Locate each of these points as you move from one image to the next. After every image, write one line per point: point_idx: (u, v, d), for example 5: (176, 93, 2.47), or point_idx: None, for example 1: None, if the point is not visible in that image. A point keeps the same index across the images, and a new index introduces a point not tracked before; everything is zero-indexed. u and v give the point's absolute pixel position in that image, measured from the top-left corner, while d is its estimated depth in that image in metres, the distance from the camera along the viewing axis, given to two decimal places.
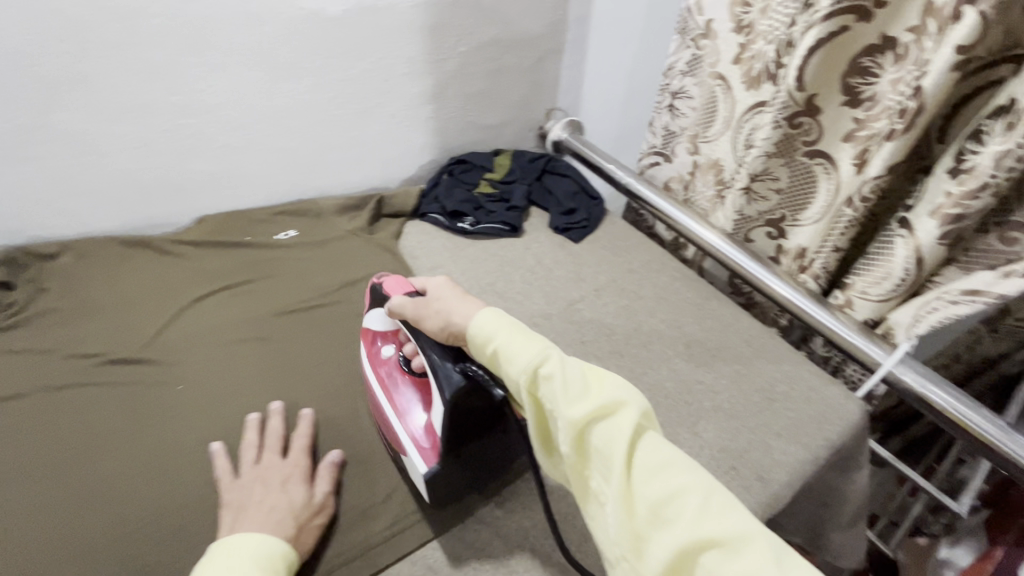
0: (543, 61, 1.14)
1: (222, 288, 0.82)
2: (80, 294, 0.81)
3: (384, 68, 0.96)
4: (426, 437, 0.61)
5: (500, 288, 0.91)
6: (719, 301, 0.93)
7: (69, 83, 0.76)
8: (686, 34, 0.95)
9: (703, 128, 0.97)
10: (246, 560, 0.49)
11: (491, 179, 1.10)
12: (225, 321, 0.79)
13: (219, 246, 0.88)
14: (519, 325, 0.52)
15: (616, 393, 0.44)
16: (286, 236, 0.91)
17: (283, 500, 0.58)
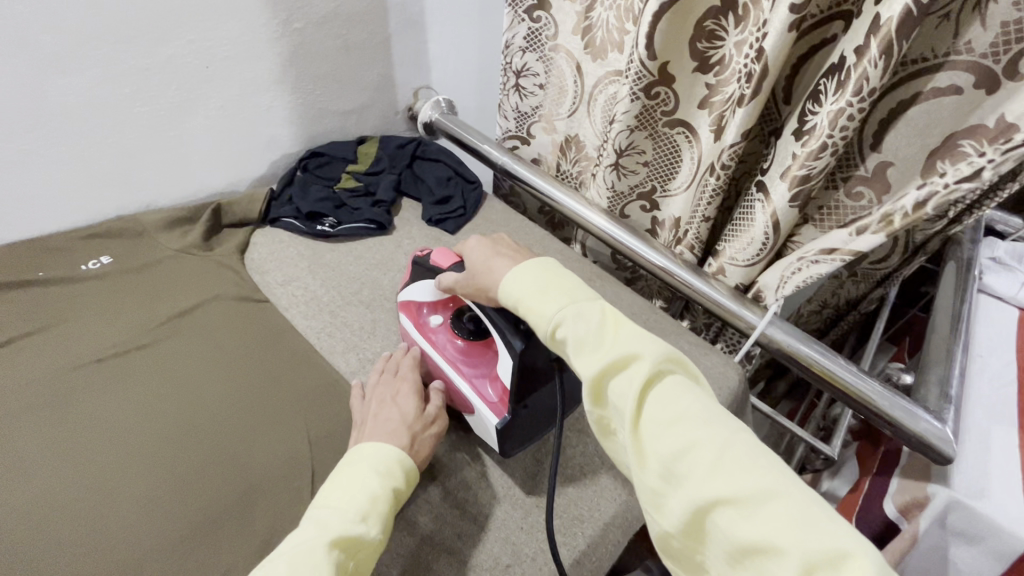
0: (394, 39, 1.05)
1: (8, 342, 0.67)
2: None
3: (199, 52, 0.82)
4: (493, 392, 0.59)
5: (367, 295, 0.80)
6: (601, 281, 0.91)
7: None
8: (518, 7, 0.91)
9: (556, 107, 0.99)
10: (363, 470, 0.50)
11: (353, 171, 0.99)
12: (16, 384, 0.64)
13: (0, 288, 0.71)
14: (542, 281, 0.51)
15: (628, 348, 0.45)
16: (96, 265, 0.76)
17: (395, 412, 0.58)
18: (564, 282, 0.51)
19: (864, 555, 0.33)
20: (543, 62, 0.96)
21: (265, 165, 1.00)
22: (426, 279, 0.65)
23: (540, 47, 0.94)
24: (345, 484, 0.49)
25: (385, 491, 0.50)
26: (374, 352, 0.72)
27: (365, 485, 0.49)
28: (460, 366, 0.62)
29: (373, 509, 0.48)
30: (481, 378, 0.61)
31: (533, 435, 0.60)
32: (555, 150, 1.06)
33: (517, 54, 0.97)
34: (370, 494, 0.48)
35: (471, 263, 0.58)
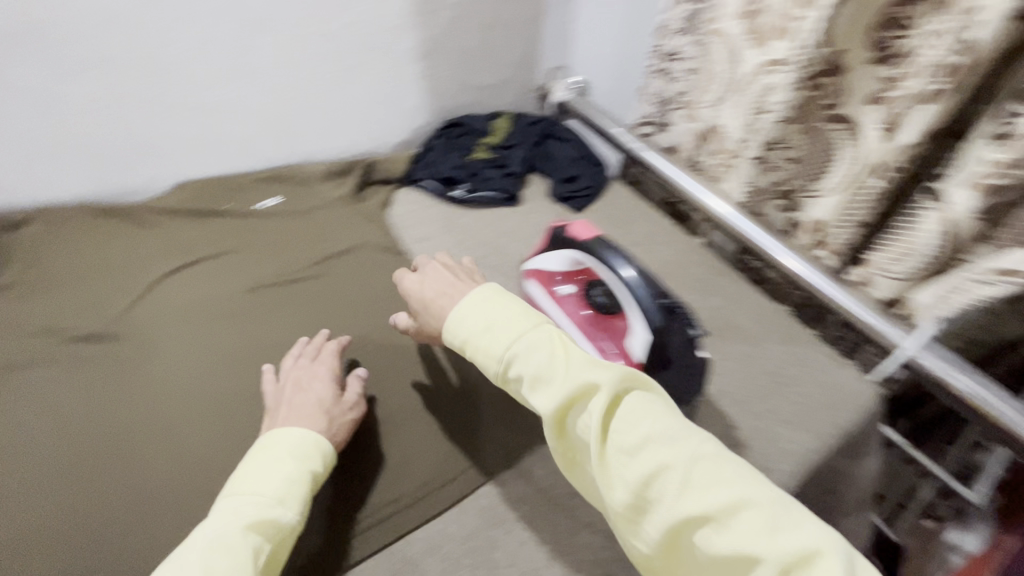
0: (540, 19, 1.07)
1: (196, 261, 0.75)
2: (49, 266, 0.72)
3: (371, 20, 0.88)
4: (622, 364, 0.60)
5: (495, 261, 0.83)
6: (727, 276, 0.87)
7: (18, 37, 0.67)
8: None
9: (700, 94, 0.96)
10: (279, 455, 0.50)
11: (487, 144, 1.03)
12: (201, 294, 0.71)
13: (195, 215, 0.81)
14: (488, 318, 0.50)
15: (581, 377, 0.44)
16: (270, 204, 0.86)
17: (313, 396, 0.57)
18: (512, 310, 0.51)
19: (830, 550, 0.35)
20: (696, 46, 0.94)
21: (406, 132, 1.06)
22: (562, 248, 0.67)
23: (695, 29, 0.93)
24: (260, 469, 0.48)
25: (303, 473, 0.49)
26: None
27: (282, 467, 0.49)
28: (592, 335, 0.64)
29: (290, 491, 0.48)
30: (610, 348, 0.62)
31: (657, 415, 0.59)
32: (690, 139, 1.03)
33: (673, 36, 0.98)
34: (286, 477, 0.48)
35: (427, 292, 0.57)
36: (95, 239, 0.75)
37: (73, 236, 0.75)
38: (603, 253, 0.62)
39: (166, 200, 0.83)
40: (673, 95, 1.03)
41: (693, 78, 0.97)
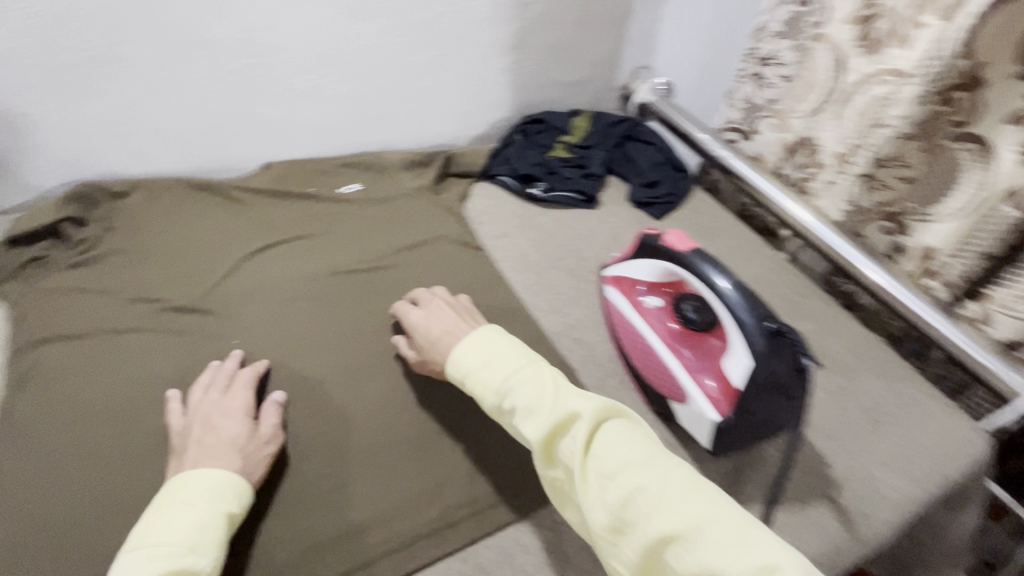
0: (630, 16, 1.04)
1: (284, 242, 0.76)
2: (145, 236, 0.74)
3: (463, 11, 0.87)
4: (716, 386, 0.56)
5: (571, 264, 0.81)
6: (819, 299, 0.81)
7: (135, 14, 0.69)
8: None
9: (793, 102, 0.90)
10: (189, 500, 0.44)
11: (567, 142, 1.00)
12: (284, 275, 0.72)
13: (282, 197, 0.83)
14: (489, 354, 0.53)
15: (567, 406, 0.47)
16: (351, 190, 0.87)
17: (228, 433, 0.51)
18: (508, 349, 0.53)
19: (791, 564, 0.36)
20: (799, 51, 0.88)
21: (484, 125, 1.05)
22: (653, 256, 0.64)
23: (799, 33, 0.88)
24: (171, 517, 0.43)
25: (219, 516, 0.44)
26: (576, 320, 0.72)
27: (193, 514, 0.43)
28: (679, 350, 0.60)
29: (204, 539, 0.43)
30: (698, 365, 0.58)
31: (750, 439, 0.56)
32: (778, 151, 0.96)
33: (771, 40, 0.92)
34: (198, 523, 0.43)
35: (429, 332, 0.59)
36: (190, 211, 0.78)
37: (169, 206, 0.78)
38: (702, 265, 0.57)
39: (256, 179, 0.85)
40: (763, 102, 0.96)
41: (794, 83, 0.90)
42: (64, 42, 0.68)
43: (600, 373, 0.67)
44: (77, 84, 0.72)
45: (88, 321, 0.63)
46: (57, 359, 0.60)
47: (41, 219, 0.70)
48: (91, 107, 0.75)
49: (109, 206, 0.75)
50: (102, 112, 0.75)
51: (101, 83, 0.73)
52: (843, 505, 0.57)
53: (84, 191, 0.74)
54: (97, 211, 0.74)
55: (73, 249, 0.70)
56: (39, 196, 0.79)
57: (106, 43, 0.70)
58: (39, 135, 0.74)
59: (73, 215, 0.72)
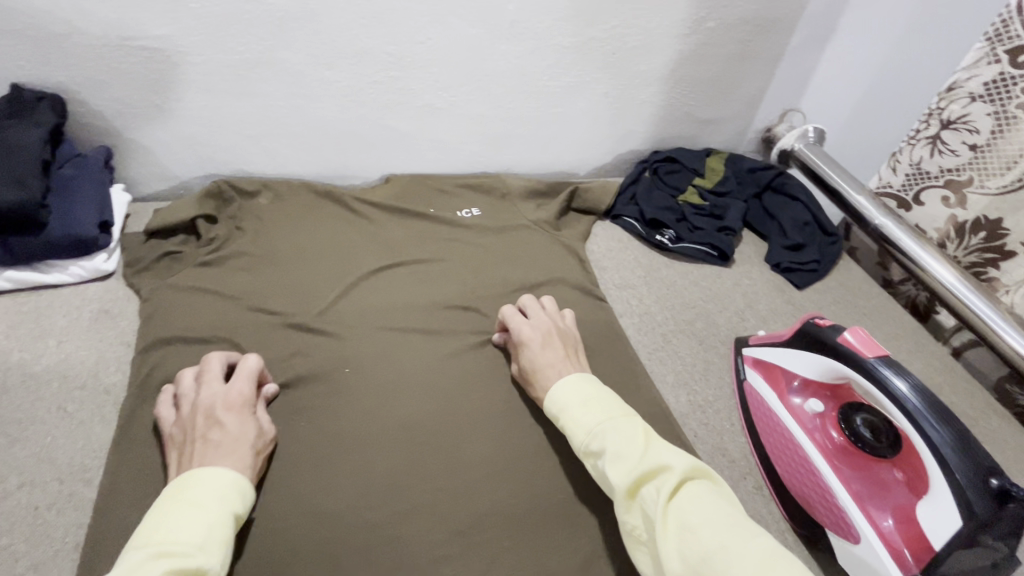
0: (795, 53, 0.93)
1: (400, 264, 0.74)
2: (270, 240, 0.73)
3: (616, 38, 0.81)
4: (898, 533, 0.46)
5: (699, 329, 0.73)
6: (1001, 419, 0.68)
7: (299, 21, 0.69)
8: (998, 42, 0.72)
9: (983, 175, 0.77)
10: (193, 499, 0.41)
11: (700, 187, 0.91)
12: (399, 302, 0.69)
13: (405, 215, 0.80)
14: (586, 395, 0.51)
15: (660, 456, 0.44)
16: (468, 214, 0.82)
17: (231, 429, 0.48)
18: (604, 395, 0.51)
19: None
20: (998, 120, 0.74)
21: (608, 156, 0.98)
22: (819, 353, 0.54)
23: (1003, 98, 0.73)
24: (177, 514, 0.40)
25: (225, 515, 0.42)
26: (704, 400, 0.64)
27: (198, 512, 0.41)
28: (846, 473, 0.51)
29: (211, 538, 0.40)
30: (867, 496, 0.49)
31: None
32: (946, 227, 0.84)
33: (961, 100, 0.77)
34: (207, 523, 0.40)
35: (533, 361, 0.57)
36: (310, 219, 0.76)
37: (291, 212, 0.76)
38: (893, 385, 0.47)
39: (376, 193, 0.82)
40: (936, 169, 0.82)
41: (988, 155, 0.76)
42: (228, 42, 0.68)
43: (732, 470, 0.58)
44: (229, 82, 0.72)
45: (209, 327, 0.62)
46: (176, 362, 0.58)
47: (180, 214, 0.70)
48: (239, 105, 0.75)
49: (237, 205, 0.75)
50: (247, 112, 0.76)
51: (251, 83, 0.73)
52: None
53: (218, 187, 0.74)
54: (227, 209, 0.74)
55: (203, 245, 0.70)
56: (178, 186, 0.81)
57: (265, 46, 0.70)
58: (187, 129, 0.75)
59: (205, 212, 0.72)
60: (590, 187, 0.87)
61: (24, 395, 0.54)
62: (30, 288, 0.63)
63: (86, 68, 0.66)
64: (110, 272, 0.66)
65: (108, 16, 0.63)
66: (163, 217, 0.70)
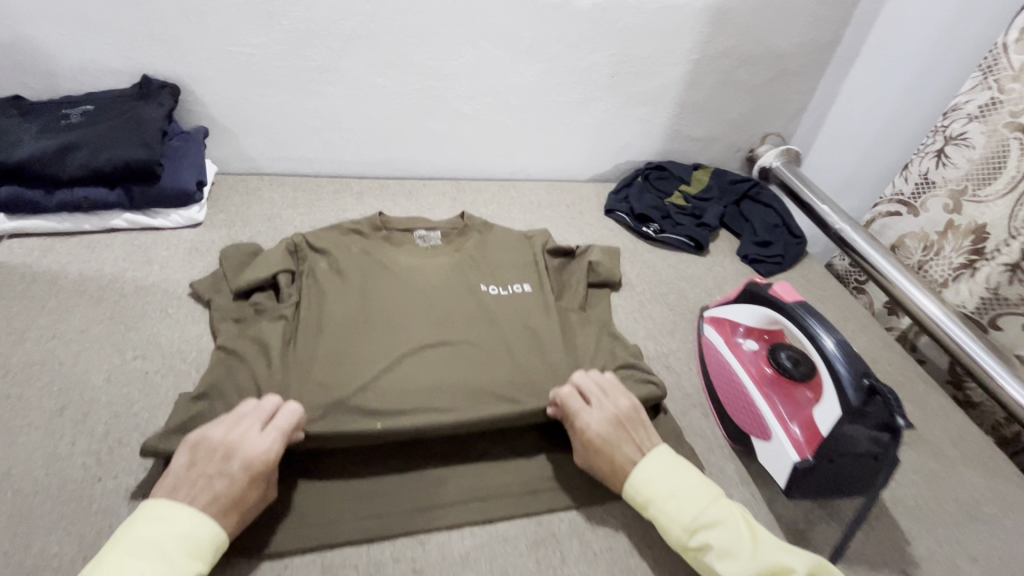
0: (772, 84, 1.10)
1: (445, 344, 0.65)
2: (326, 303, 0.67)
3: (615, 64, 0.99)
4: (802, 431, 0.58)
5: (671, 300, 0.87)
6: (927, 386, 0.78)
7: (361, 38, 0.87)
8: (990, 74, 0.80)
9: (976, 185, 0.83)
10: (165, 552, 0.43)
11: (685, 192, 1.06)
12: (443, 384, 0.61)
13: (458, 282, 0.73)
14: (676, 479, 0.54)
15: (774, 557, 0.48)
16: (519, 291, 0.73)
17: (237, 491, 0.48)
18: (690, 479, 0.54)
19: None
20: (994, 138, 0.80)
21: (610, 165, 1.15)
22: (757, 305, 0.68)
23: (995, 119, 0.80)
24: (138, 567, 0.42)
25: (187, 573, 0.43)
26: (668, 350, 0.78)
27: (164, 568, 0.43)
28: (768, 393, 0.63)
29: None
30: (785, 411, 0.61)
31: (823, 492, 0.58)
32: (941, 231, 0.89)
33: (961, 120, 0.84)
34: None
35: (615, 455, 0.56)
36: (364, 284, 0.69)
37: (349, 281, 0.69)
38: (805, 317, 0.60)
39: (434, 263, 0.75)
40: (939, 180, 0.88)
41: (982, 169, 0.82)
42: (306, 52, 0.87)
43: (685, 400, 0.71)
44: (302, 84, 0.91)
45: (259, 348, 0.63)
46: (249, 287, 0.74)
47: (264, 271, 0.69)
48: (308, 102, 0.93)
49: (306, 262, 0.71)
50: (313, 107, 0.94)
51: (319, 85, 0.92)
52: None
53: (296, 246, 0.72)
54: (301, 266, 0.71)
55: (282, 304, 0.66)
56: (251, 166, 1.00)
57: (333, 56, 0.89)
58: (268, 120, 0.94)
59: (288, 266, 0.70)
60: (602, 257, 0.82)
61: (137, 300, 0.71)
62: (140, 229, 0.81)
63: (198, 67, 0.86)
64: (199, 221, 0.84)
65: (220, 29, 0.82)
66: (250, 275, 0.68)
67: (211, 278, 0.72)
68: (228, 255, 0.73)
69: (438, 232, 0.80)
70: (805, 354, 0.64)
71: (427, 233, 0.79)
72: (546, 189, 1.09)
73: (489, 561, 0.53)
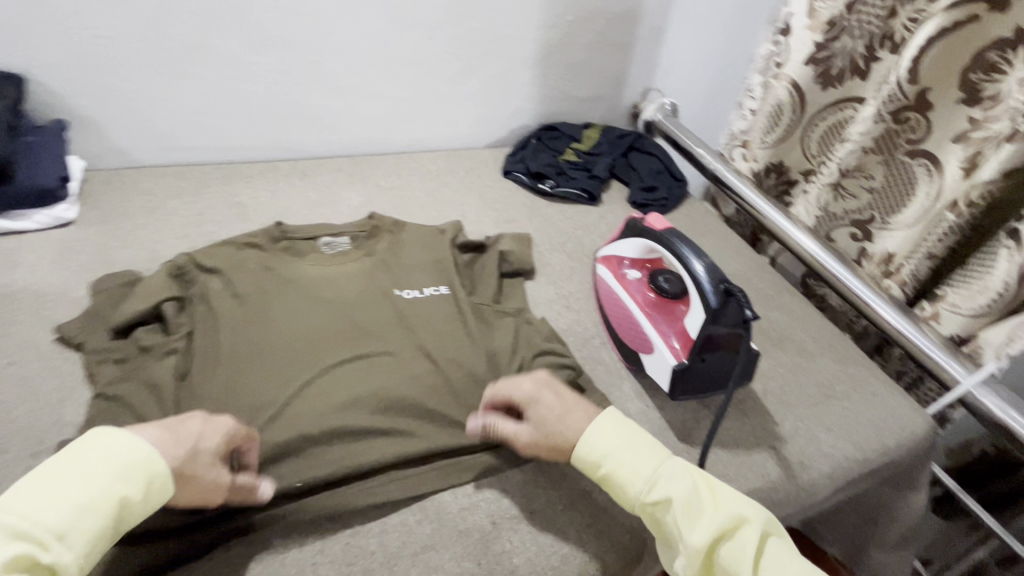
0: (645, 41, 1.17)
1: (360, 357, 0.65)
2: (226, 330, 0.64)
3: (496, 29, 1.01)
4: (677, 340, 0.66)
5: (569, 248, 0.93)
6: (790, 296, 0.89)
7: (228, 14, 0.84)
8: (773, 26, 0.93)
9: (762, 134, 0.98)
10: (90, 473, 0.42)
11: (576, 148, 1.12)
12: (358, 393, 0.61)
13: (371, 290, 0.73)
14: (631, 438, 0.55)
15: (733, 509, 0.51)
16: (433, 293, 0.74)
17: (191, 440, 0.48)
18: (645, 437, 0.56)
19: None
20: (774, 88, 0.93)
21: (506, 130, 1.18)
22: (637, 237, 0.74)
23: (768, 71, 0.94)
24: (60, 486, 0.41)
25: (107, 501, 0.42)
26: (567, 293, 0.84)
27: (84, 490, 0.42)
28: (650, 312, 0.69)
29: (76, 525, 0.40)
30: (668, 328, 0.67)
31: (702, 391, 0.66)
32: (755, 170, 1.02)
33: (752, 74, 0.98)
34: (80, 506, 0.41)
35: (550, 417, 0.56)
36: (267, 301, 0.68)
37: (249, 302, 0.68)
38: (676, 243, 0.66)
39: (342, 270, 0.75)
40: (786, 120, 0.94)
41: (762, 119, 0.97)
42: (167, 31, 0.83)
43: (583, 335, 0.77)
44: (171, 66, 0.86)
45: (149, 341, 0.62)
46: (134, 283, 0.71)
47: (144, 296, 0.65)
48: (180, 86, 0.89)
49: (200, 285, 0.69)
50: (185, 91, 0.90)
51: (190, 67, 0.87)
52: (785, 453, 0.66)
53: (183, 270, 0.70)
54: (192, 289, 0.68)
55: (173, 336, 0.63)
56: (127, 160, 0.94)
57: (199, 35, 0.85)
58: (137, 108, 0.89)
59: (173, 293, 0.67)
60: (511, 249, 0.84)
61: (6, 307, 0.66)
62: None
63: (42, 55, 0.79)
64: (71, 220, 0.80)
65: (63, 10, 0.77)
66: (127, 311, 0.64)
67: (80, 318, 0.65)
68: (100, 288, 0.68)
69: (345, 237, 0.81)
70: (678, 275, 0.72)
71: (333, 240, 0.80)
72: (444, 158, 1.11)
73: (406, 501, 0.57)
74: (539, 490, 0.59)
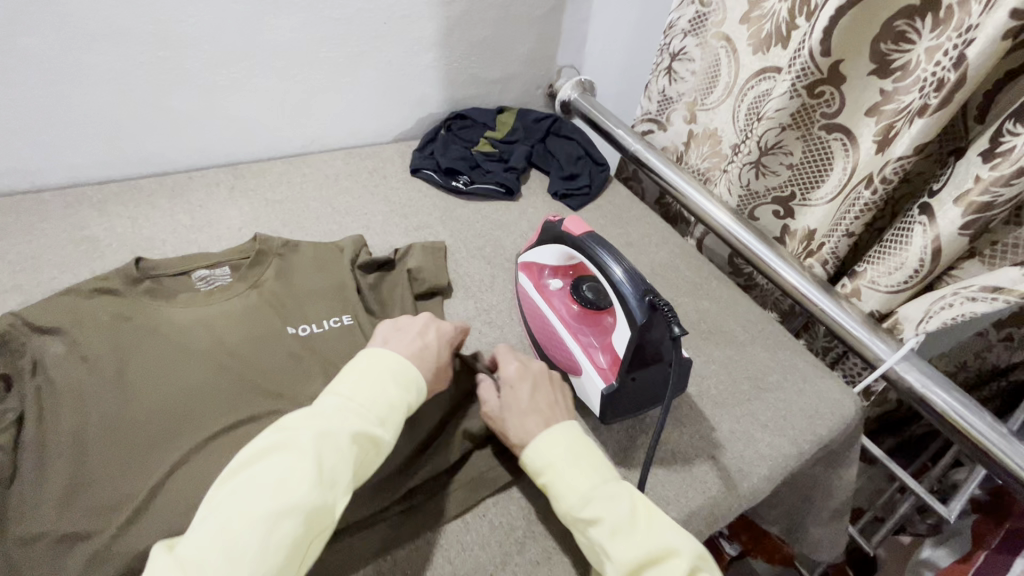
0: (555, 13, 1.08)
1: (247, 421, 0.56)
2: (71, 410, 0.53)
3: (385, 9, 0.89)
4: (605, 358, 0.61)
5: (489, 253, 0.85)
6: (719, 282, 0.87)
7: (38, 5, 0.68)
8: None
9: (702, 95, 0.94)
10: (385, 376, 0.52)
11: (490, 137, 1.03)
12: None
13: (258, 330, 0.62)
14: (578, 452, 0.52)
15: (665, 538, 0.45)
16: (334, 325, 0.65)
17: (433, 349, 0.57)
18: (593, 454, 0.53)
19: None
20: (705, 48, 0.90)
21: (412, 121, 1.07)
22: (556, 244, 0.67)
23: (702, 30, 0.90)
24: (365, 385, 0.51)
25: (403, 398, 0.51)
26: (488, 306, 0.77)
27: (385, 388, 0.51)
28: (575, 328, 0.64)
29: (390, 415, 0.50)
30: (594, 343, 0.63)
31: (634, 411, 0.61)
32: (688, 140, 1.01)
33: (678, 36, 0.94)
34: (389, 403, 0.50)
35: (524, 400, 0.57)
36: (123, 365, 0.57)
37: (101, 368, 0.56)
38: (598, 253, 0.60)
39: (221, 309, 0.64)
40: (723, 83, 0.90)
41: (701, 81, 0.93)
42: None
43: None
44: None
45: None
46: None
47: None
48: None
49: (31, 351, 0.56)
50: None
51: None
52: (723, 461, 0.63)
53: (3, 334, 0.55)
54: (21, 359, 0.55)
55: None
56: None
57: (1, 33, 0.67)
58: None
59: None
60: (419, 265, 0.75)
61: None
62: None
63: None
64: None
65: None
66: None
67: None
68: None
69: (224, 268, 0.68)
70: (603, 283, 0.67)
71: (210, 273, 0.67)
72: (343, 159, 0.99)
73: None
74: (466, 551, 0.53)
